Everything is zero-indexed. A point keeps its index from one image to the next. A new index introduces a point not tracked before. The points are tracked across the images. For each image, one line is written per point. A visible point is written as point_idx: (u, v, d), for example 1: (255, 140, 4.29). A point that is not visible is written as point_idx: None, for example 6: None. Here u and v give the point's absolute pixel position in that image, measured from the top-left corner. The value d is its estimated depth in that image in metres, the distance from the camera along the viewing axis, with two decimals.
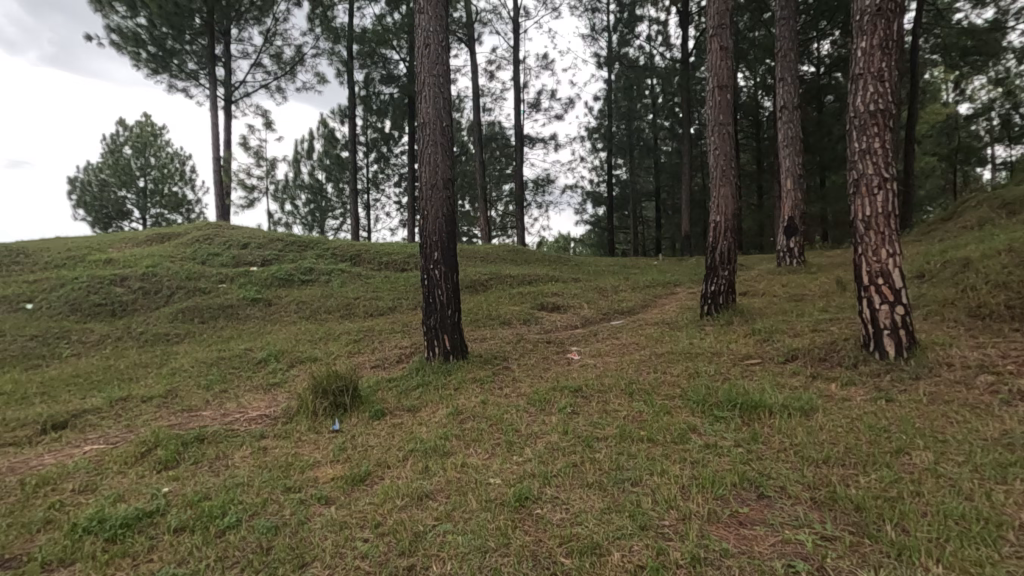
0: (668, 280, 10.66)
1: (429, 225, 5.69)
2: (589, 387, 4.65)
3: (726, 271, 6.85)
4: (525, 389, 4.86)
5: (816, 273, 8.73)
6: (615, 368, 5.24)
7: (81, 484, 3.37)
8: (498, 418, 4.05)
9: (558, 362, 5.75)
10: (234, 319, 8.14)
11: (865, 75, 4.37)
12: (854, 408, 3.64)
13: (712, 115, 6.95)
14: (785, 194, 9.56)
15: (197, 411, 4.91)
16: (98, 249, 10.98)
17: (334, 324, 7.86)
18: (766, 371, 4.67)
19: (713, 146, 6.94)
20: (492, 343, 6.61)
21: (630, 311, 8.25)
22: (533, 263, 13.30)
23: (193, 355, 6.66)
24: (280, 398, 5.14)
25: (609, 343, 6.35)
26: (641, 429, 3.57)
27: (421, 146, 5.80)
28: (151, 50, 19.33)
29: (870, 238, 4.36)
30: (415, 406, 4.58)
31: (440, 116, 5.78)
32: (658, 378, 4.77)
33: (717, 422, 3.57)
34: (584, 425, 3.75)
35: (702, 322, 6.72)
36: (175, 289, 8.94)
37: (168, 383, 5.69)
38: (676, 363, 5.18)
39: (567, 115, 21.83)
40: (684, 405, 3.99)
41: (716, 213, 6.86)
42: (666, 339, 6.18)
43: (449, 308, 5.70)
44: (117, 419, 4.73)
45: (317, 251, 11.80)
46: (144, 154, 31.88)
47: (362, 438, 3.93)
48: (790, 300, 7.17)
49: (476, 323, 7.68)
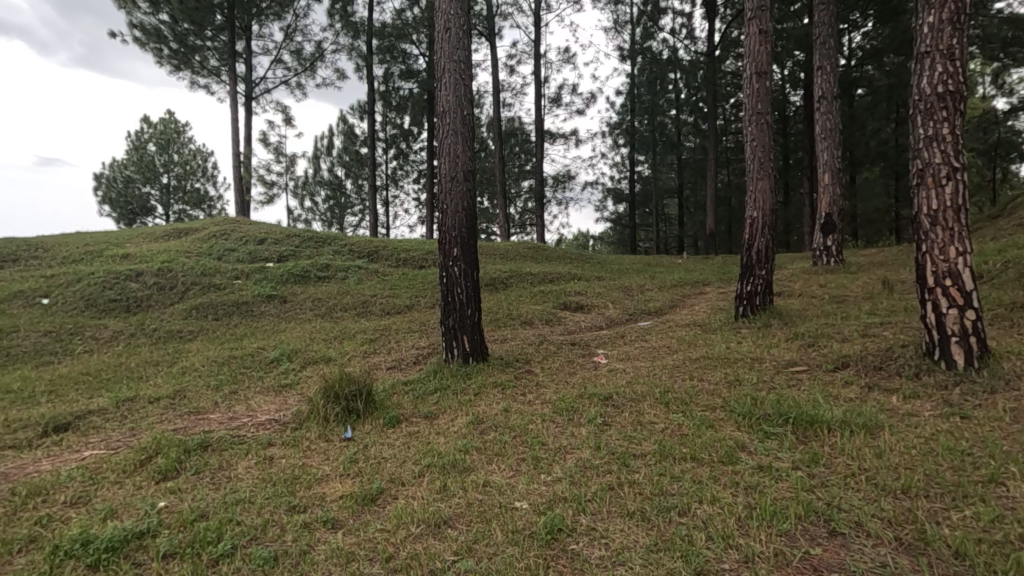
0: (696, 279, 10.21)
1: (448, 220, 5.38)
2: (620, 395, 4.30)
3: (764, 270, 6.42)
4: (550, 395, 4.53)
5: (857, 273, 8.23)
6: (646, 373, 4.87)
7: (74, 496, 3.13)
8: (522, 428, 3.73)
9: (584, 367, 5.40)
10: (248, 317, 7.93)
11: (933, 53, 3.93)
12: (924, 425, 3.23)
13: (749, 103, 6.52)
14: (822, 189, 9.06)
15: (205, 414, 4.68)
16: (116, 243, 10.90)
17: (349, 323, 7.60)
18: (814, 380, 4.27)
19: (750, 137, 6.52)
20: (513, 345, 6.29)
21: (658, 311, 7.84)
22: (554, 261, 12.94)
23: (205, 354, 6.46)
24: (290, 401, 4.88)
25: (638, 347, 5.98)
26: (683, 445, 3.21)
27: (441, 137, 5.49)
28: (173, 46, 19.34)
29: (937, 235, 3.94)
30: (432, 412, 4.28)
31: (461, 105, 5.46)
32: (695, 386, 4.40)
33: (768, 439, 3.19)
34: (618, 439, 3.40)
35: (737, 324, 6.30)
36: (190, 285, 8.78)
37: (177, 383, 5.48)
38: (713, 369, 4.79)
39: (588, 110, 21.41)
40: (727, 418, 3.61)
41: (753, 208, 6.43)
42: (699, 343, 5.78)
43: (468, 308, 5.38)
44: (121, 422, 4.50)
45: (333, 247, 11.58)
46: (167, 150, 32.20)
47: (374, 448, 3.64)
48: (832, 302, 6.71)
49: (496, 323, 7.36)
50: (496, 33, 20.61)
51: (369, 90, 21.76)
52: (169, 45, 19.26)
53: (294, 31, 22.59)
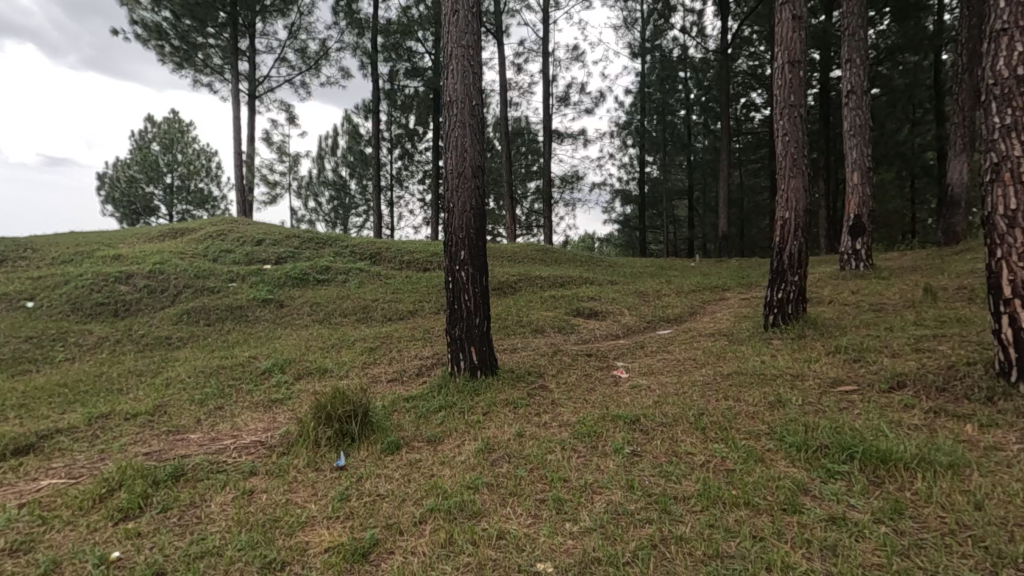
0: (714, 284, 9.70)
1: (455, 220, 4.90)
2: (649, 419, 3.81)
3: (797, 277, 5.92)
4: (569, 417, 4.03)
5: (890, 279, 7.70)
6: (676, 392, 4.37)
7: (16, 540, 2.68)
8: (542, 458, 3.26)
9: (603, 382, 4.91)
10: (243, 322, 7.48)
11: (1012, 30, 3.43)
12: (1017, 464, 2.73)
13: (781, 95, 6.01)
14: (850, 189, 8.52)
15: (188, 434, 4.23)
16: (109, 244, 10.46)
17: (349, 330, 7.14)
18: (868, 403, 3.76)
19: (782, 132, 6.00)
20: (524, 356, 5.80)
21: (678, 319, 7.34)
22: (565, 264, 12.47)
23: (192, 364, 6.00)
24: (281, 420, 4.43)
25: (661, 359, 5.49)
26: (732, 485, 2.73)
27: (447, 128, 5.02)
28: (174, 43, 18.90)
29: (1016, 239, 3.44)
30: (435, 436, 3.81)
31: (470, 94, 4.98)
32: (732, 409, 3.90)
33: (833, 479, 2.71)
34: (653, 476, 2.91)
35: (769, 335, 5.79)
36: (182, 288, 8.34)
37: (159, 397, 5.02)
38: (751, 388, 4.29)
39: (597, 109, 20.95)
40: (778, 449, 3.12)
41: (785, 209, 5.94)
42: (729, 356, 5.28)
43: (476, 317, 4.89)
44: (91, 443, 4.05)
45: (335, 248, 11.14)
46: (172, 150, 31.91)
47: (369, 482, 3.17)
48: (869, 311, 6.19)
49: (506, 331, 6.88)
50: (504, 31, 20.15)
51: (373, 89, 21.37)
52: (170, 42, 18.83)
53: (298, 28, 22.20)
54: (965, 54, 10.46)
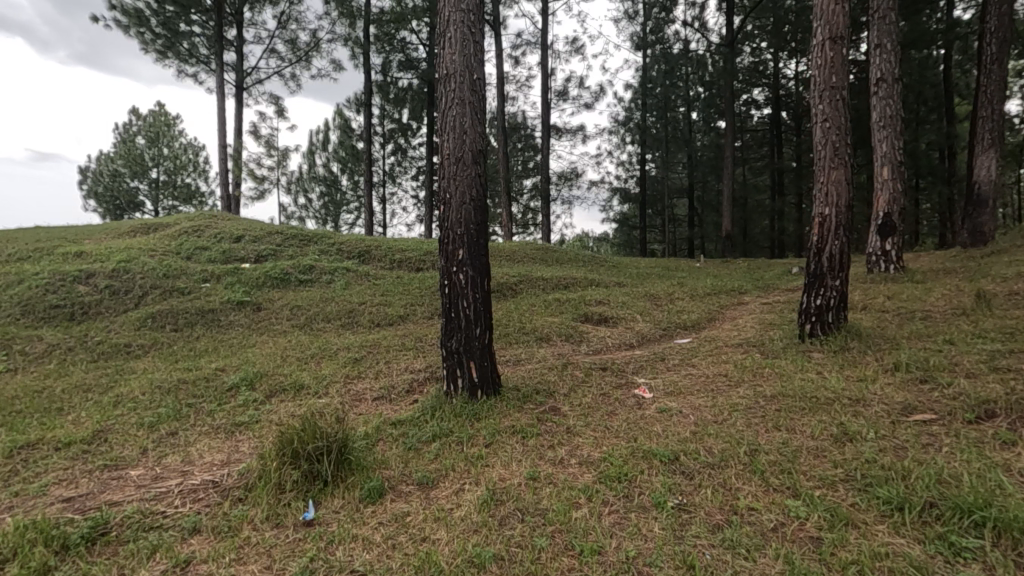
0: (730, 286, 9.01)
1: (452, 213, 4.18)
2: (691, 457, 3.10)
3: (838, 281, 5.23)
4: (590, 451, 3.33)
5: (926, 282, 7.05)
6: (717, 421, 3.67)
7: None
8: (566, 515, 2.56)
9: (623, 404, 4.22)
10: (214, 327, 6.72)
11: None
12: None
13: (820, 76, 5.32)
14: (879, 185, 7.83)
15: (126, 470, 3.50)
16: (73, 240, 9.61)
17: (331, 337, 6.39)
18: (957, 438, 3.08)
19: (821, 117, 5.31)
20: (529, 370, 5.09)
21: (696, 326, 6.66)
22: (566, 263, 11.74)
23: (149, 377, 5.24)
24: (245, 450, 3.73)
25: (686, 375, 4.80)
26: (827, 569, 2.05)
27: (443, 107, 4.29)
28: (156, 29, 17.92)
29: None
30: (428, 478, 3.10)
31: (470, 66, 4.26)
32: (791, 444, 3.21)
33: (963, 561, 2.02)
34: (716, 549, 2.22)
35: (808, 348, 5.11)
36: (149, 289, 7.56)
37: (103, 419, 4.28)
38: (804, 415, 3.60)
39: (597, 103, 20.28)
40: (871, 509, 2.42)
41: (824, 205, 5.27)
42: (767, 372, 4.60)
43: (476, 327, 4.17)
44: (4, 483, 3.32)
45: (320, 246, 10.37)
46: (157, 144, 30.92)
47: (342, 549, 2.45)
48: (915, 320, 5.54)
49: (506, 340, 6.15)
50: (501, 22, 19.43)
51: (366, 81, 20.57)
52: (151, 28, 17.84)
53: (288, 18, 21.35)
54: (994, 42, 9.77)
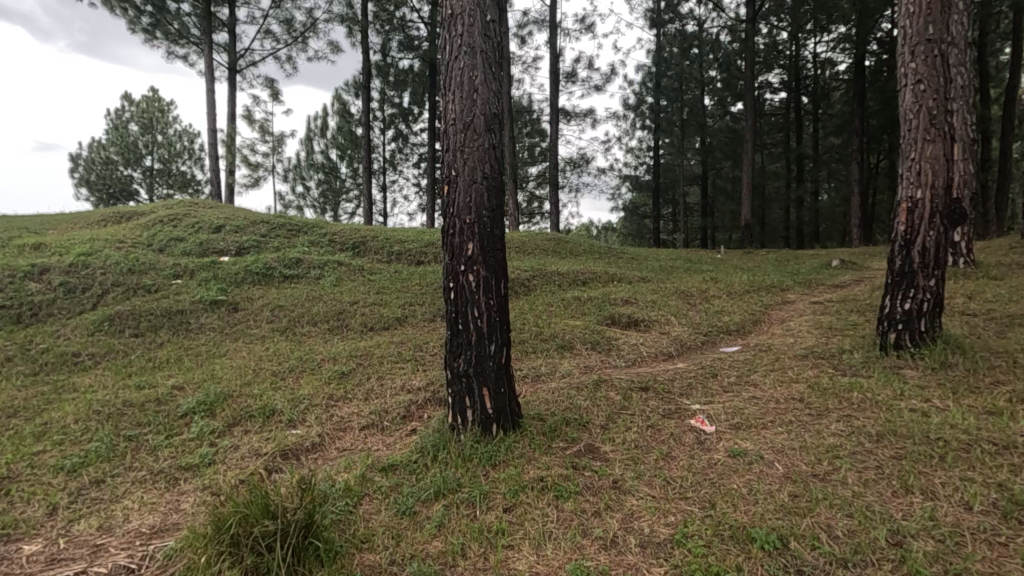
0: (769, 282, 8.03)
1: (459, 196, 3.21)
2: (808, 545, 2.14)
3: (934, 281, 4.22)
4: (657, 526, 2.40)
5: (1009, 280, 6.09)
6: (818, 475, 2.71)
7: None
8: None
9: (682, 442, 3.27)
10: (182, 332, 5.79)
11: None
12: None
13: (913, 28, 4.31)
14: None
15: (16, 547, 2.58)
16: (34, 231, 8.66)
17: (316, 346, 5.43)
18: None
19: (914, 78, 4.30)
20: (554, 390, 4.15)
21: (742, 331, 5.70)
22: (581, 255, 10.78)
23: (89, 397, 4.30)
24: (183, 511, 2.79)
25: (750, 400, 3.82)
26: None
27: (447, 60, 3.30)
28: (142, 7, 16.82)
29: None
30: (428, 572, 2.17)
31: (482, 3, 3.25)
32: (943, 520, 2.25)
33: None
34: None
35: (895, 364, 4.14)
36: (110, 286, 6.64)
37: (12, 460, 3.35)
38: (938, 469, 2.65)
39: (609, 85, 19.15)
40: None
41: (914, 186, 4.28)
42: (856, 396, 3.64)
43: (490, 343, 3.21)
44: None
45: (311, 236, 9.42)
46: (151, 131, 29.88)
47: None
48: (1018, 328, 4.58)
49: (523, 349, 5.20)
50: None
51: (364, 63, 19.45)
52: (136, 5, 16.71)
53: None
54: None
